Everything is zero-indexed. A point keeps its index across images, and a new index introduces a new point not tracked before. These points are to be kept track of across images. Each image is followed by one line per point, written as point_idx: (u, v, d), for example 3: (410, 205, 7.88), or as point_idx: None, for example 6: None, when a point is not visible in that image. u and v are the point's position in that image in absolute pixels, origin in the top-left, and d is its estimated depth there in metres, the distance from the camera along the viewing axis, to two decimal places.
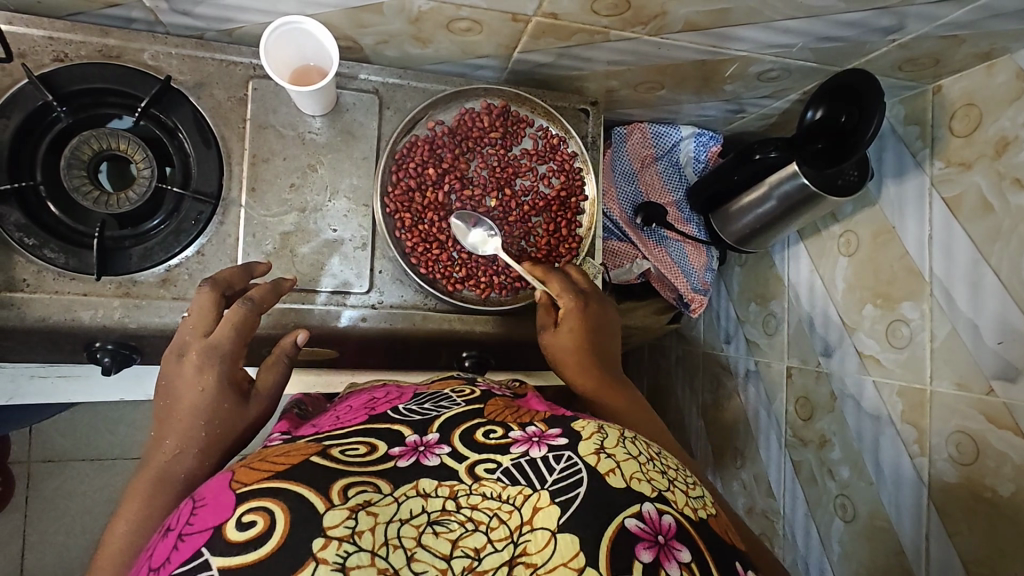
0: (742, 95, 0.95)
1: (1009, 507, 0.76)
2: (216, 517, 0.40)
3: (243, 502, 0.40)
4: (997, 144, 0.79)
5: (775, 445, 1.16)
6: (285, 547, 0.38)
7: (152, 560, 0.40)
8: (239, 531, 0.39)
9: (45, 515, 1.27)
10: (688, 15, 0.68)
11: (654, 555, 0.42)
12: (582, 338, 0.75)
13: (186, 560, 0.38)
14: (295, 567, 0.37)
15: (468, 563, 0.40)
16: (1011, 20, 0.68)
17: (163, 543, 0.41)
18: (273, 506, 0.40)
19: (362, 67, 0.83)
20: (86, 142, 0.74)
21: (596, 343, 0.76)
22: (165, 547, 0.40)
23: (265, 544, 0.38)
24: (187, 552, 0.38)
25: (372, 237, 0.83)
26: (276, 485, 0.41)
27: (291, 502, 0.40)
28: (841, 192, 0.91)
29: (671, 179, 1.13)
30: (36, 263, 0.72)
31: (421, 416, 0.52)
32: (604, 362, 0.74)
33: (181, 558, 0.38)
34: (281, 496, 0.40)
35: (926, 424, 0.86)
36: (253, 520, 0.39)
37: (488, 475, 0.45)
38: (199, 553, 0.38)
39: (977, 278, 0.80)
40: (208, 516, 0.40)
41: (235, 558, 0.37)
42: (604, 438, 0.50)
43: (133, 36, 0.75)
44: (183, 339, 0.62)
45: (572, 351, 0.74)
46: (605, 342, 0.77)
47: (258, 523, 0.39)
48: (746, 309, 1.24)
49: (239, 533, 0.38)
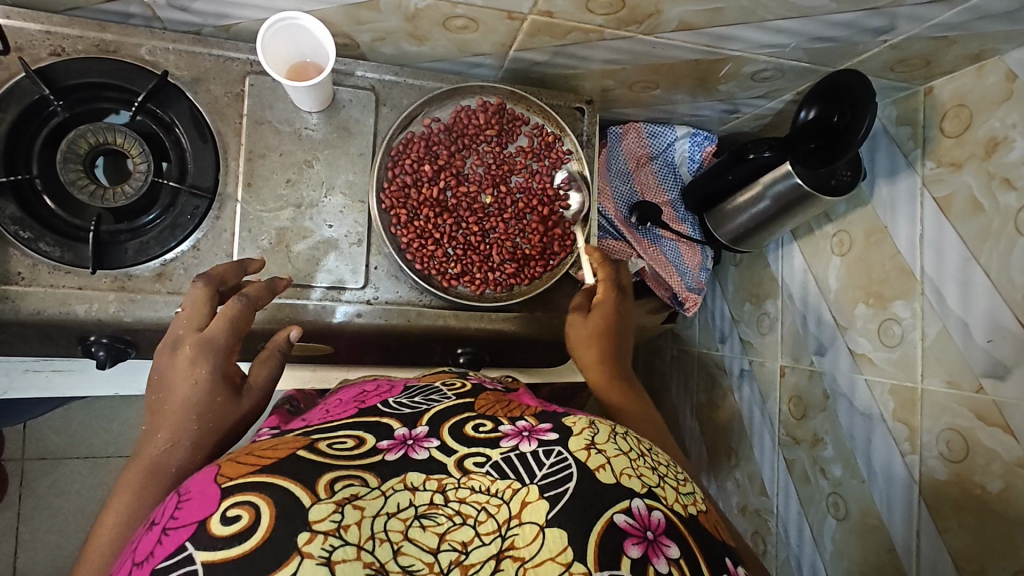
0: (737, 95, 0.96)
1: (998, 504, 0.77)
2: (200, 512, 0.40)
3: (226, 497, 0.40)
4: (987, 144, 0.80)
5: (769, 445, 1.16)
6: (269, 542, 0.38)
7: (136, 554, 0.40)
8: (223, 525, 0.39)
9: (37, 514, 1.27)
10: (681, 15, 0.69)
11: (642, 551, 0.43)
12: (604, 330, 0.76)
13: (170, 554, 0.38)
14: (280, 561, 0.37)
15: (455, 556, 0.41)
16: (1000, 22, 0.69)
17: (148, 538, 0.41)
18: (258, 500, 0.40)
19: (359, 64, 0.83)
20: (81, 137, 0.74)
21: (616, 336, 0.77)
22: (149, 541, 0.40)
23: (250, 539, 0.38)
24: (170, 547, 0.38)
25: (368, 233, 0.83)
26: (261, 480, 0.41)
27: (275, 497, 0.40)
28: (835, 192, 0.92)
29: (666, 179, 1.13)
30: (32, 257, 0.72)
31: (411, 409, 0.53)
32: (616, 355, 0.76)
33: (165, 552, 0.38)
34: (266, 491, 0.41)
35: (917, 422, 0.87)
36: (238, 515, 0.39)
37: (477, 469, 0.46)
38: (182, 547, 0.38)
39: (967, 277, 0.81)
40: (192, 510, 0.40)
41: (219, 553, 0.37)
42: (595, 434, 0.50)
43: (130, 31, 0.75)
44: (177, 333, 0.63)
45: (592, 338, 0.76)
46: (624, 337, 0.78)
47: (242, 517, 0.39)
48: (740, 309, 1.25)
49: (224, 527, 0.38)
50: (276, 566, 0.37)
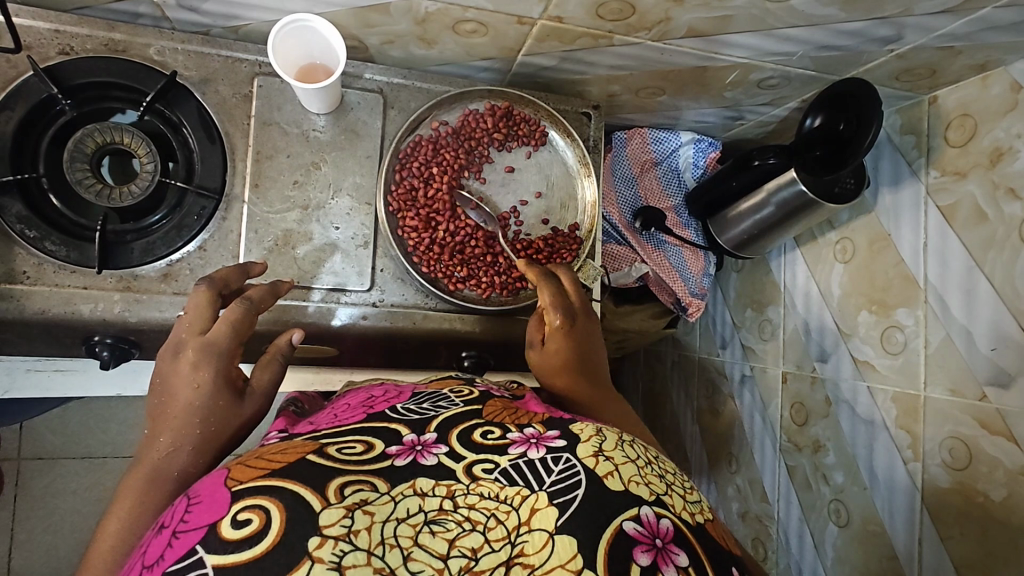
0: (742, 102, 0.97)
1: (1002, 513, 0.77)
2: (211, 515, 0.40)
3: (238, 500, 0.40)
4: (991, 154, 0.80)
5: (770, 451, 1.16)
6: (278, 549, 0.38)
7: (145, 557, 0.40)
8: (233, 529, 0.38)
9: (32, 515, 1.26)
10: (691, 21, 0.69)
11: (652, 559, 0.43)
12: (572, 358, 0.71)
13: (181, 557, 0.38)
14: (290, 567, 0.37)
15: (465, 563, 0.40)
16: (1005, 33, 0.70)
17: (157, 541, 0.40)
18: (268, 504, 0.40)
19: (368, 67, 0.84)
20: (89, 136, 0.74)
21: (586, 360, 0.72)
22: (158, 545, 0.40)
23: (260, 543, 0.38)
24: (180, 550, 0.38)
25: (374, 236, 0.83)
26: (271, 483, 0.41)
27: (286, 500, 0.40)
28: (838, 199, 0.93)
29: (671, 183, 1.14)
30: (37, 256, 0.72)
31: (418, 415, 0.52)
32: (592, 379, 0.71)
33: (176, 555, 0.38)
34: (276, 495, 0.40)
35: (919, 430, 0.87)
36: (249, 518, 0.39)
37: (486, 475, 0.45)
38: (193, 550, 0.38)
39: (971, 286, 0.82)
40: (203, 514, 0.40)
41: (229, 556, 0.37)
42: (602, 441, 0.50)
43: (139, 31, 0.75)
44: (179, 338, 0.62)
45: (562, 368, 0.71)
46: (595, 366, 0.73)
47: (253, 521, 0.39)
48: (742, 315, 1.25)
49: (234, 530, 0.38)
50: (287, 570, 0.37)
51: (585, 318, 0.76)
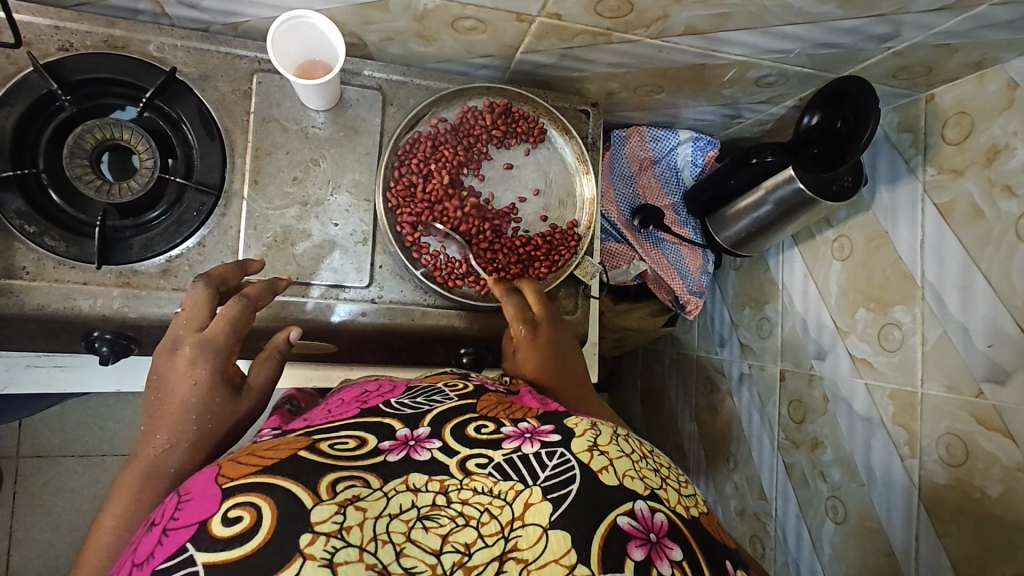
0: (740, 100, 0.97)
1: (998, 509, 0.77)
2: (202, 512, 0.40)
3: (229, 497, 0.40)
4: (988, 152, 0.81)
5: (767, 449, 1.16)
6: (271, 544, 0.38)
7: (136, 555, 0.40)
8: (225, 527, 0.39)
9: (30, 512, 1.26)
10: (689, 19, 0.70)
11: (646, 553, 0.43)
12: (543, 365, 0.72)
13: (170, 556, 0.38)
14: (283, 563, 0.37)
15: (458, 558, 0.40)
16: (1002, 30, 0.70)
17: (147, 539, 0.40)
18: (260, 501, 0.40)
19: (367, 64, 0.84)
20: (89, 132, 0.74)
21: (558, 368, 0.73)
22: (149, 542, 0.40)
23: (251, 540, 0.38)
24: (170, 548, 0.38)
25: (373, 232, 0.84)
26: (263, 480, 0.41)
27: (277, 497, 0.40)
28: (836, 197, 0.93)
29: (669, 182, 1.14)
30: (37, 251, 0.72)
31: (413, 410, 0.52)
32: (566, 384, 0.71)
33: (165, 553, 0.38)
34: (268, 492, 0.40)
35: (916, 427, 0.88)
36: (240, 516, 0.39)
37: (479, 470, 0.46)
38: (183, 548, 0.38)
39: (968, 283, 0.82)
40: (194, 511, 0.40)
41: (220, 554, 0.37)
42: (597, 435, 0.50)
43: (139, 27, 0.75)
44: (177, 333, 0.62)
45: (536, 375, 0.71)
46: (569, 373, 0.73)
47: (244, 518, 0.39)
48: (740, 313, 1.26)
49: (225, 528, 0.38)
50: (278, 567, 0.37)
51: (553, 324, 0.77)
